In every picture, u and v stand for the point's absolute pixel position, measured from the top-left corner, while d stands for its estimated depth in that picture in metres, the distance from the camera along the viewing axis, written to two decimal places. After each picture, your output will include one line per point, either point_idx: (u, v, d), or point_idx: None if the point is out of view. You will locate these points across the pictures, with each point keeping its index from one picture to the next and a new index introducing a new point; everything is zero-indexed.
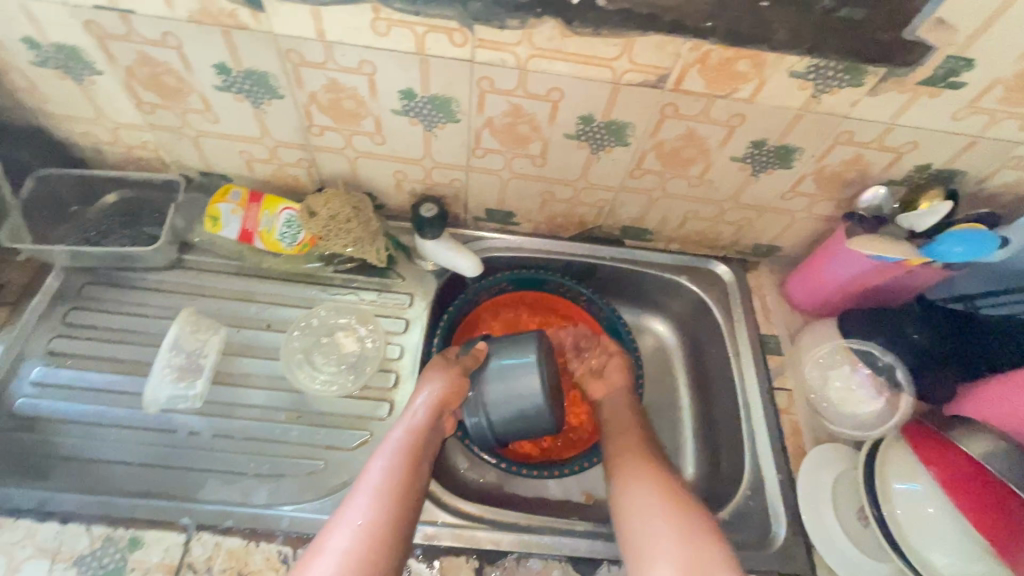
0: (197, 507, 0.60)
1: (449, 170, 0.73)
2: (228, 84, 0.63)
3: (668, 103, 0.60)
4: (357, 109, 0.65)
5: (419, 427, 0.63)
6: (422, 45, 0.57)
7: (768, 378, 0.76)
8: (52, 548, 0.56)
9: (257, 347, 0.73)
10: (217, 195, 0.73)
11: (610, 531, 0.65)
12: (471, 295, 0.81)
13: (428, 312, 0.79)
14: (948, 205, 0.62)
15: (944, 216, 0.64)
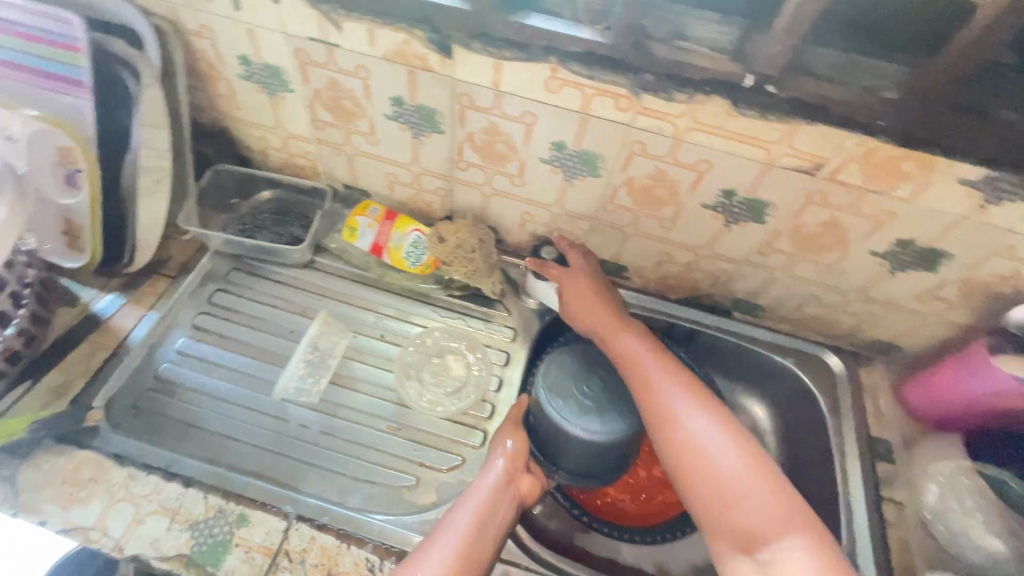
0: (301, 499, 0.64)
1: (576, 220, 0.76)
2: (397, 114, 0.69)
3: (817, 190, 0.60)
4: (506, 152, 0.69)
5: (490, 494, 0.60)
6: (587, 105, 0.60)
7: (876, 486, 0.71)
8: (172, 509, 0.61)
9: (369, 354, 0.79)
10: (359, 208, 0.80)
11: None
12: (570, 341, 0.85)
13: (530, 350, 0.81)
14: None
15: None
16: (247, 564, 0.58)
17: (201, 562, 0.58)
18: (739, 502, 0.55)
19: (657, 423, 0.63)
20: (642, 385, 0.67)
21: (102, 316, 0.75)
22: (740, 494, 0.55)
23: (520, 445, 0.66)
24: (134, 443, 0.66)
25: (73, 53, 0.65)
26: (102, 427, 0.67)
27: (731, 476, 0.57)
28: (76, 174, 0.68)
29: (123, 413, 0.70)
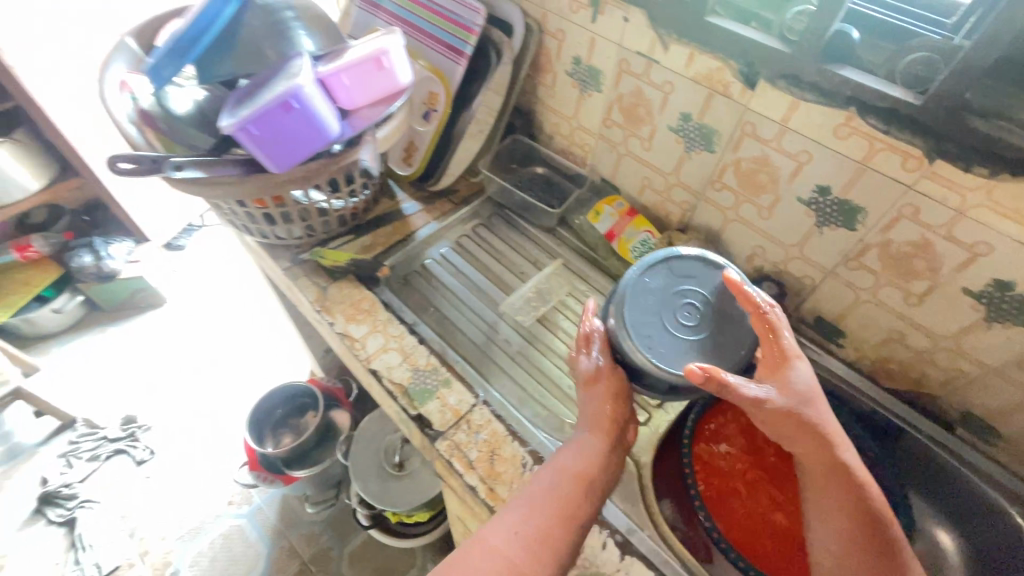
0: (408, 311, 0.85)
1: (686, 192, 0.88)
2: (573, 71, 0.91)
3: (909, 203, 0.64)
4: (644, 116, 0.85)
5: (591, 452, 0.60)
6: (716, 83, 0.73)
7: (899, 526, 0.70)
8: (324, 274, 0.88)
9: (492, 249, 0.98)
10: (607, 200, 0.96)
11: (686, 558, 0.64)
12: None
13: None
14: None
15: None
16: (354, 320, 0.83)
17: (330, 307, 0.84)
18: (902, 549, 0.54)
19: (812, 479, 0.57)
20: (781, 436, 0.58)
21: None
22: (889, 520, 0.55)
23: (590, 370, 0.64)
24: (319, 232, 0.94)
25: (467, 33, 0.91)
26: None
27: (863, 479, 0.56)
28: None
29: None
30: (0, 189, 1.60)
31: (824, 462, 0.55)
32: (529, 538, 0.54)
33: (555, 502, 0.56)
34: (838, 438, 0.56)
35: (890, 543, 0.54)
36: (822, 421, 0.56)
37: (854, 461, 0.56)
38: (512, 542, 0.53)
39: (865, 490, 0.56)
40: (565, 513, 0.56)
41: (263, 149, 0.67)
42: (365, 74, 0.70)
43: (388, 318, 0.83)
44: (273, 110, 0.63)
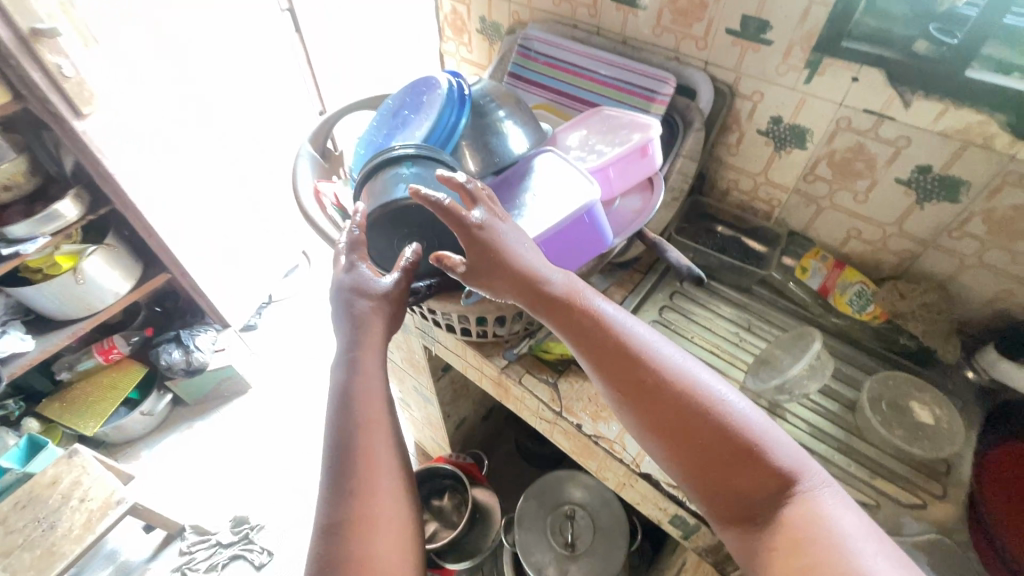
0: None
1: (909, 241, 0.85)
2: (770, 130, 0.88)
3: None
4: (863, 171, 0.83)
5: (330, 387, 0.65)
6: (972, 136, 0.71)
7: None
8: (548, 367, 0.84)
9: (694, 313, 0.93)
10: (811, 254, 0.94)
11: None
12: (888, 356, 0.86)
13: (841, 353, 0.87)
14: None
15: None
16: (599, 419, 0.78)
17: (569, 408, 0.79)
18: (770, 460, 0.54)
19: (638, 389, 0.59)
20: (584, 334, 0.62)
21: None
22: (721, 421, 0.56)
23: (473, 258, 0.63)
24: None
25: (650, 102, 0.91)
26: None
27: (707, 416, 0.56)
28: None
29: None
30: (96, 297, 1.57)
31: (574, 333, 0.63)
32: (350, 403, 0.62)
33: (354, 386, 0.63)
34: (641, 366, 0.59)
35: (713, 450, 0.55)
36: (648, 356, 0.60)
37: (695, 411, 0.56)
38: (341, 404, 0.62)
39: (682, 398, 0.57)
40: (366, 390, 0.63)
41: (425, 238, 0.74)
42: (626, 164, 0.79)
43: None
44: (567, 227, 0.71)
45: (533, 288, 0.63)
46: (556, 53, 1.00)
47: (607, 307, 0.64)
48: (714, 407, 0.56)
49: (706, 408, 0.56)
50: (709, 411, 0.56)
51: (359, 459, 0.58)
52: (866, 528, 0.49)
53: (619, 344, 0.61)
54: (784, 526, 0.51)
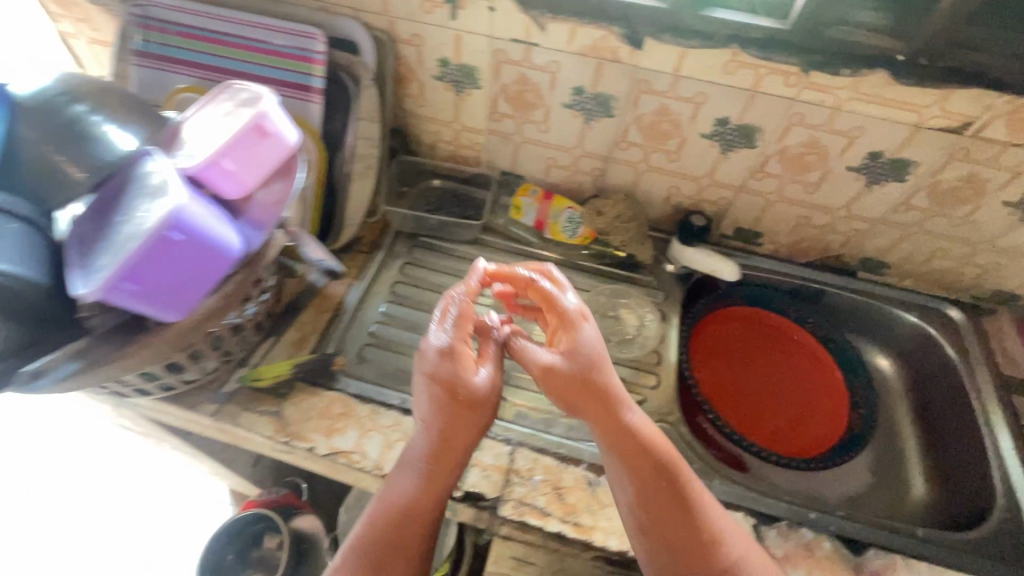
0: (515, 428, 0.73)
1: (721, 190, 0.86)
2: (575, 102, 0.81)
3: (961, 147, 0.70)
4: (670, 131, 0.80)
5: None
6: (758, 83, 0.71)
7: (1013, 415, 0.79)
8: (413, 436, 0.70)
9: (543, 314, 0.87)
10: (521, 191, 0.93)
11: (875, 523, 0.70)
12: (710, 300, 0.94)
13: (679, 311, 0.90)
14: None
15: None
16: (486, 480, 0.67)
17: None
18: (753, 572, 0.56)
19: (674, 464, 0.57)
20: (619, 408, 0.58)
21: (317, 285, 0.84)
22: (727, 539, 0.56)
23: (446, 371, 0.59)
24: (369, 386, 0.75)
25: (311, 64, 0.79)
26: (340, 373, 0.75)
27: (718, 535, 0.56)
28: None
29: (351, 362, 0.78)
30: None
31: (599, 402, 0.58)
32: (403, 513, 0.58)
33: (403, 500, 0.58)
34: (672, 468, 0.57)
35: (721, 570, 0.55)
36: (682, 469, 0.58)
37: (711, 525, 0.56)
38: (386, 516, 0.58)
39: (700, 507, 0.57)
40: (421, 509, 0.58)
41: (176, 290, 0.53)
42: (251, 150, 0.56)
43: (510, 451, 0.70)
44: (149, 251, 0.50)
45: (556, 376, 0.58)
46: (257, 32, 0.80)
47: (635, 419, 0.59)
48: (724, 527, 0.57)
49: (718, 525, 0.57)
50: (716, 529, 0.56)
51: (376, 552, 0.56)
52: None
53: (642, 452, 0.57)
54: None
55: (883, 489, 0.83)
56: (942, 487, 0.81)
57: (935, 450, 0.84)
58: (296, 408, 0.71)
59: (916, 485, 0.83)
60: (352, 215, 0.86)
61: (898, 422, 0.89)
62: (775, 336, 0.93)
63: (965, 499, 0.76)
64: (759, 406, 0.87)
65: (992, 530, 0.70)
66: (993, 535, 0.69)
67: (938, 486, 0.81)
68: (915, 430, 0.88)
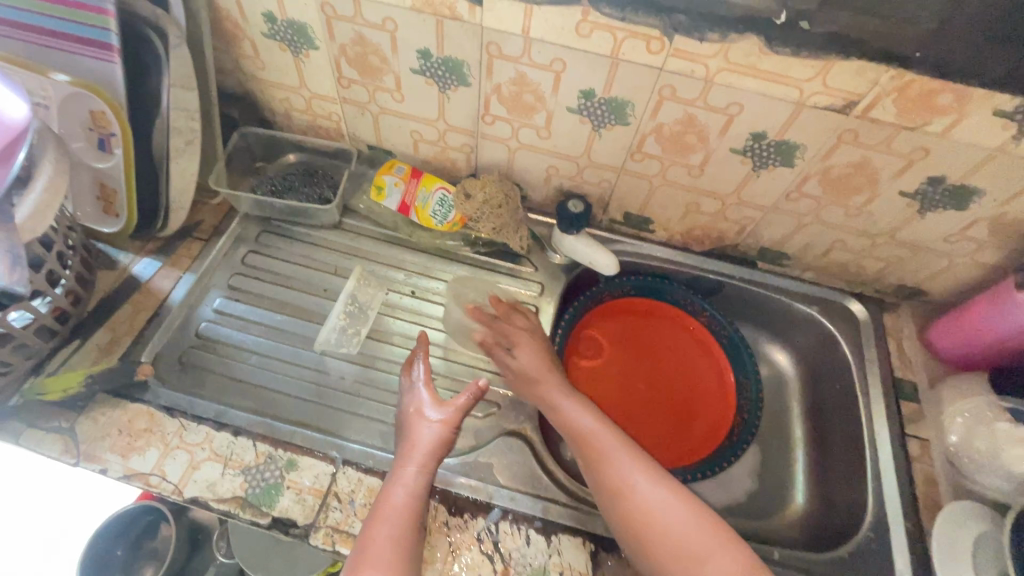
0: (345, 445, 0.65)
1: (602, 171, 0.76)
2: (424, 68, 0.69)
3: (849, 129, 0.60)
4: (534, 104, 0.69)
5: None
6: (618, 49, 0.60)
7: (900, 422, 0.73)
8: (225, 455, 0.63)
9: (401, 310, 0.79)
10: (385, 168, 0.82)
11: None
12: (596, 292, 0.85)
13: (556, 304, 0.82)
14: None
15: None
16: (300, 505, 0.61)
17: (257, 504, 0.60)
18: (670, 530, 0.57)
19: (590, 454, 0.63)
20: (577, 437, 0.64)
21: (140, 279, 0.74)
22: (637, 493, 0.59)
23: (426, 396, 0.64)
24: (182, 395, 0.67)
25: (103, 16, 0.65)
26: (150, 382, 0.67)
27: (631, 487, 0.60)
28: (108, 139, 0.70)
29: (170, 368, 0.70)
30: None
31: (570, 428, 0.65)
32: (410, 509, 0.56)
33: (411, 496, 0.57)
34: (588, 437, 0.64)
35: (635, 514, 0.58)
36: (600, 431, 0.64)
37: (626, 479, 0.60)
38: (402, 513, 0.55)
39: (614, 468, 0.61)
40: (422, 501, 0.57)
41: None
42: None
43: (333, 470, 0.63)
44: None
45: (522, 378, 0.69)
46: None
47: (566, 408, 0.66)
48: (642, 477, 0.60)
49: (637, 486, 0.60)
50: (634, 496, 0.59)
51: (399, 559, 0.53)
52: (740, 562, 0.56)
53: (592, 437, 0.63)
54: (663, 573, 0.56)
55: (762, 496, 0.79)
56: (820, 496, 0.76)
57: (819, 456, 0.79)
58: (91, 425, 0.63)
59: (797, 492, 0.78)
60: (178, 198, 0.75)
61: (788, 424, 0.83)
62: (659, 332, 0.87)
63: (839, 512, 0.72)
64: (633, 413, 0.81)
65: (856, 549, 0.66)
66: (856, 555, 0.65)
67: (817, 494, 0.76)
68: (805, 432, 0.82)
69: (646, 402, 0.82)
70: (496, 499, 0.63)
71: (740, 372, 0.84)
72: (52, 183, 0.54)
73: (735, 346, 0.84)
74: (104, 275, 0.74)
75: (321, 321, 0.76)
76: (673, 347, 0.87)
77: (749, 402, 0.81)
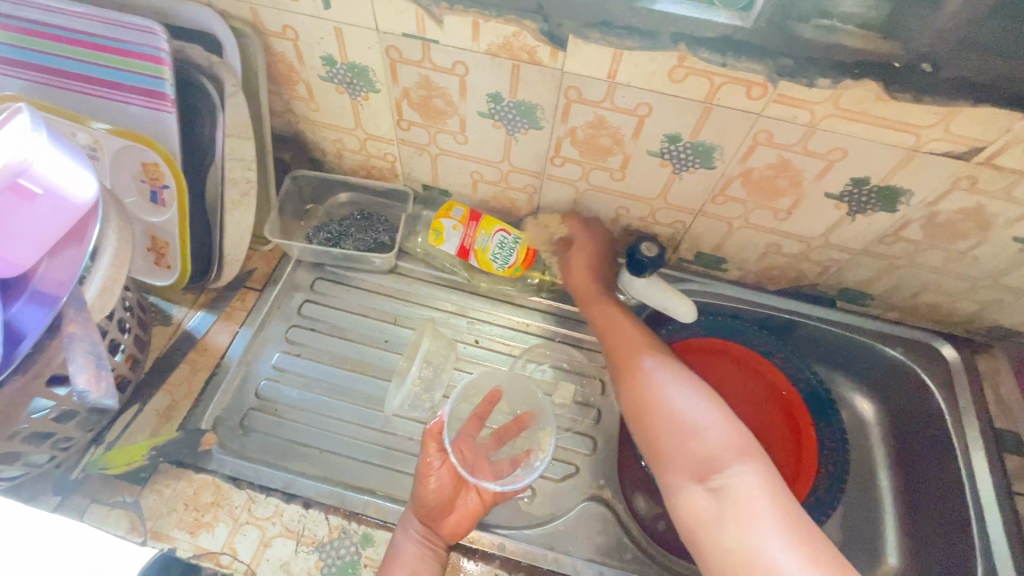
0: None
1: (677, 212, 0.71)
2: (493, 111, 0.65)
3: (967, 175, 0.55)
4: (611, 147, 0.65)
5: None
6: (713, 94, 0.55)
7: (1005, 479, 0.68)
8: (297, 530, 0.60)
9: (464, 360, 0.75)
10: (442, 211, 0.77)
11: None
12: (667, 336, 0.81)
13: None
14: None
15: None
16: None
17: None
18: (701, 435, 0.59)
19: (621, 364, 0.68)
20: (616, 345, 0.70)
21: (196, 335, 0.71)
22: (668, 403, 0.62)
23: (432, 470, 0.59)
24: (249, 464, 0.64)
25: (157, 65, 0.62)
26: (215, 449, 0.64)
27: (647, 405, 0.63)
28: (162, 191, 0.67)
29: (232, 434, 0.67)
30: None
31: (621, 340, 0.70)
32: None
33: (411, 566, 0.55)
34: (617, 345, 0.70)
35: (668, 423, 0.61)
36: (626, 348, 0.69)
37: (649, 395, 0.63)
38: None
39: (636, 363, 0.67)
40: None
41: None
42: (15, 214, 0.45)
43: None
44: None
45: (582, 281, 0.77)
46: (56, 20, 0.62)
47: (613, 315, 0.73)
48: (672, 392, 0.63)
49: (659, 398, 0.63)
50: (656, 405, 0.62)
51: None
52: (768, 486, 0.55)
53: (631, 352, 0.68)
54: (696, 509, 0.56)
55: (848, 554, 0.74)
56: (914, 554, 0.72)
57: (911, 512, 0.74)
58: (156, 499, 0.60)
59: (888, 550, 0.74)
60: (234, 249, 0.71)
61: (873, 473, 0.79)
62: (733, 377, 0.82)
63: None
64: None
65: None
66: None
67: (911, 554, 0.72)
68: (890, 482, 0.78)
69: None
70: (584, 574, 0.60)
71: (822, 420, 0.79)
72: (117, 259, 0.51)
73: (814, 390, 0.80)
74: (159, 332, 0.71)
75: (383, 376, 0.73)
76: (755, 397, 0.81)
77: (833, 452, 0.77)
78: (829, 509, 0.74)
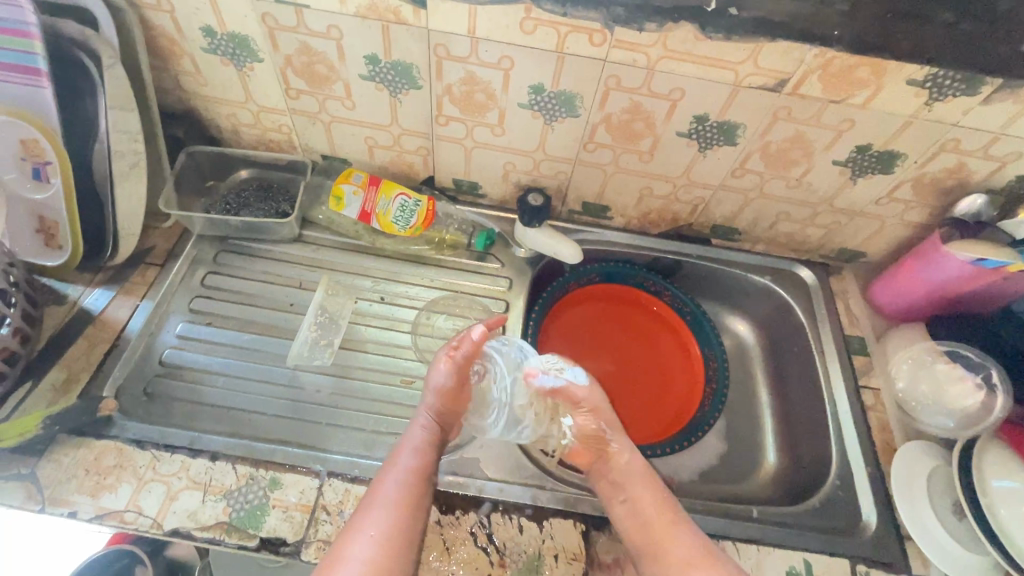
0: (328, 456, 0.65)
1: (557, 164, 0.78)
2: (373, 74, 0.69)
3: (782, 106, 0.64)
4: (486, 102, 0.70)
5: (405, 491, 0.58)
6: (562, 44, 0.62)
7: (854, 377, 0.78)
8: (203, 483, 0.61)
9: (371, 316, 0.79)
10: (342, 178, 0.80)
11: (720, 509, 0.68)
12: (564, 282, 0.87)
13: (525, 297, 0.83)
14: (981, 198, 0.70)
15: (981, 207, 0.70)
16: (288, 522, 0.60)
17: (243, 527, 0.59)
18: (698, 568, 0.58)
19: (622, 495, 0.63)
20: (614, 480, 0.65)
21: (93, 310, 0.71)
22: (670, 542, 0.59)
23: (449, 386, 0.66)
24: (153, 427, 0.65)
25: (26, 39, 0.62)
26: (115, 416, 0.64)
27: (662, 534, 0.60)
28: (44, 167, 0.67)
29: (135, 401, 0.68)
30: None
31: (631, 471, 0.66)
32: (413, 480, 0.59)
33: (418, 465, 0.61)
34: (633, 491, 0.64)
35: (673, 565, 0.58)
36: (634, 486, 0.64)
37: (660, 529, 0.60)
38: (404, 480, 0.59)
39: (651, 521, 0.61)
40: (427, 473, 0.61)
41: None
42: None
43: (319, 482, 0.63)
44: None
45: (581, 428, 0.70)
46: None
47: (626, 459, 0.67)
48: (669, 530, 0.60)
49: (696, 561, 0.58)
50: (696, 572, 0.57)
51: (393, 521, 0.56)
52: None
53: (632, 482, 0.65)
54: None
55: (736, 460, 0.83)
56: (789, 452, 0.81)
57: (785, 417, 0.83)
58: (53, 468, 0.60)
59: (768, 454, 0.83)
60: (128, 223, 0.72)
61: (754, 389, 0.88)
62: (627, 317, 0.90)
63: (807, 466, 0.77)
64: (618, 394, 0.84)
65: (826, 498, 0.70)
66: (828, 504, 0.70)
67: (786, 453, 0.81)
68: (769, 396, 0.87)
69: (633, 382, 0.86)
70: (485, 492, 0.64)
71: (707, 347, 0.87)
72: None
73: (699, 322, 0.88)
74: (52, 311, 0.70)
75: (290, 337, 0.75)
76: (649, 332, 0.90)
77: (716, 371, 0.85)
78: (710, 421, 0.81)
